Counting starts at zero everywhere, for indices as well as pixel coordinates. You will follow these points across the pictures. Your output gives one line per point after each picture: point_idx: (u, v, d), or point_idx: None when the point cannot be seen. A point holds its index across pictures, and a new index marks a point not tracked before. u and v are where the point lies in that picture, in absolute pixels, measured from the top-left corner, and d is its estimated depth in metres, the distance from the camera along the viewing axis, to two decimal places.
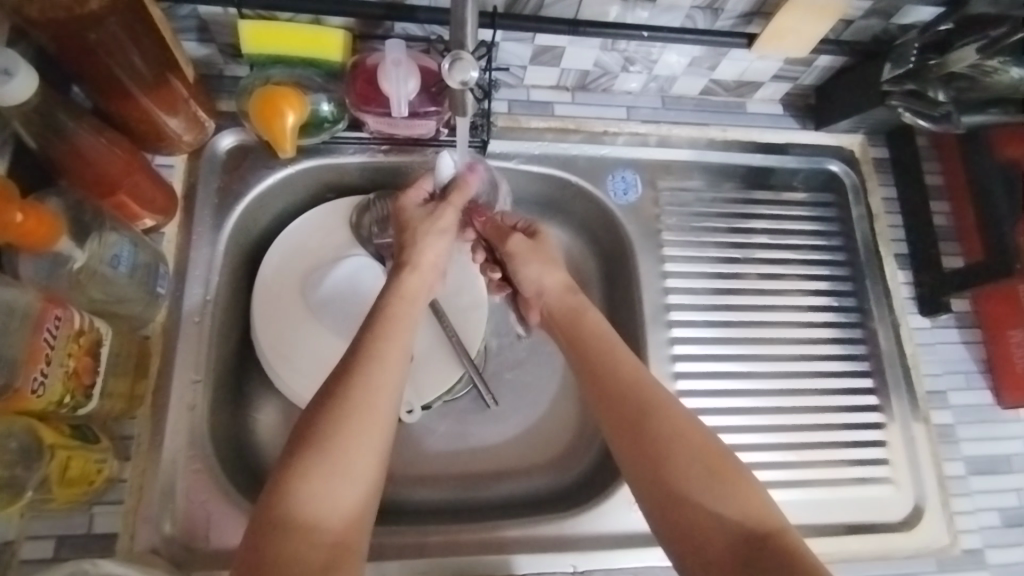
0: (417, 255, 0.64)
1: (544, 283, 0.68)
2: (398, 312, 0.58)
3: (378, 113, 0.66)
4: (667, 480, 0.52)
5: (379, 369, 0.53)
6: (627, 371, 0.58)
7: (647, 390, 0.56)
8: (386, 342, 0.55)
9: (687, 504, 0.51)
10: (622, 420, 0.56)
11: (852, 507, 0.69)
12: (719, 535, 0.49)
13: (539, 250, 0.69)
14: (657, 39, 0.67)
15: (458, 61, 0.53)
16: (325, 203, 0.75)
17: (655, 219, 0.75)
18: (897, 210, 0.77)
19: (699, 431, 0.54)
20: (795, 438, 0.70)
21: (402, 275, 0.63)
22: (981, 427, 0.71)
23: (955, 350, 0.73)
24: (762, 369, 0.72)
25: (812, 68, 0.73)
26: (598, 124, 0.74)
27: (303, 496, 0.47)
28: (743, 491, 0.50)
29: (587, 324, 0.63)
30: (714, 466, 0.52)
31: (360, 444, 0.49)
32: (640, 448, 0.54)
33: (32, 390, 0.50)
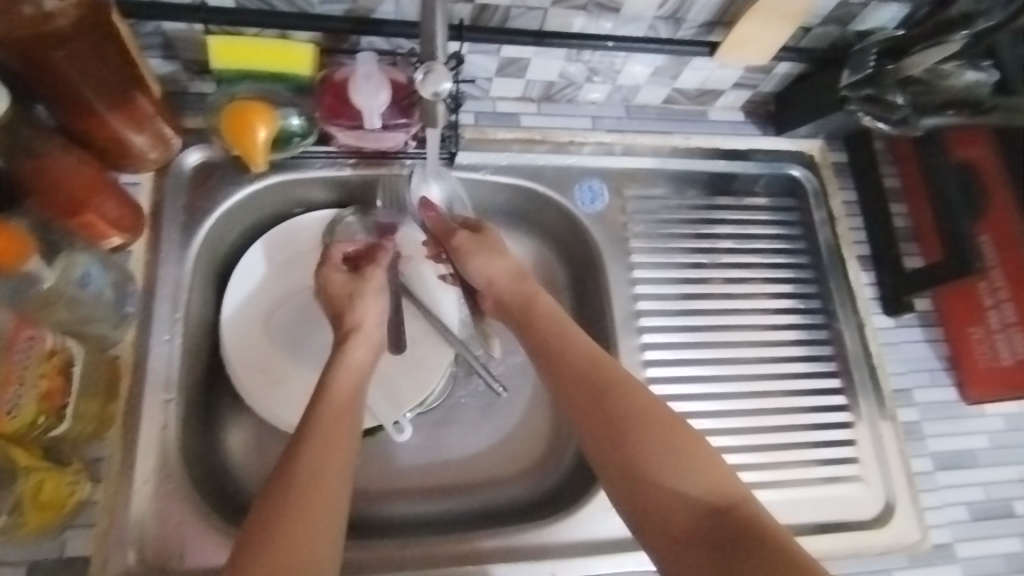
0: (355, 320, 0.64)
1: (494, 274, 0.66)
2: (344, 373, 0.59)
3: (348, 125, 0.66)
4: (628, 458, 0.52)
5: (328, 414, 0.55)
6: (583, 352, 0.58)
7: (607, 368, 0.57)
8: (340, 392, 0.57)
9: (653, 482, 0.51)
10: (585, 400, 0.56)
11: (822, 507, 0.69)
12: (686, 509, 0.50)
13: (484, 242, 0.67)
14: (621, 49, 0.68)
15: (430, 72, 0.54)
16: (291, 218, 0.75)
17: (622, 227, 0.76)
18: (857, 213, 0.79)
19: (658, 407, 0.54)
20: (766, 439, 0.71)
21: (347, 345, 0.62)
22: (946, 423, 0.73)
23: (919, 349, 0.75)
24: (732, 373, 0.73)
25: (771, 76, 0.75)
26: (565, 135, 0.76)
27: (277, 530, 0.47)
28: (708, 466, 0.51)
29: (545, 310, 0.63)
30: (679, 444, 0.52)
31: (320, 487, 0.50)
32: (600, 425, 0.55)
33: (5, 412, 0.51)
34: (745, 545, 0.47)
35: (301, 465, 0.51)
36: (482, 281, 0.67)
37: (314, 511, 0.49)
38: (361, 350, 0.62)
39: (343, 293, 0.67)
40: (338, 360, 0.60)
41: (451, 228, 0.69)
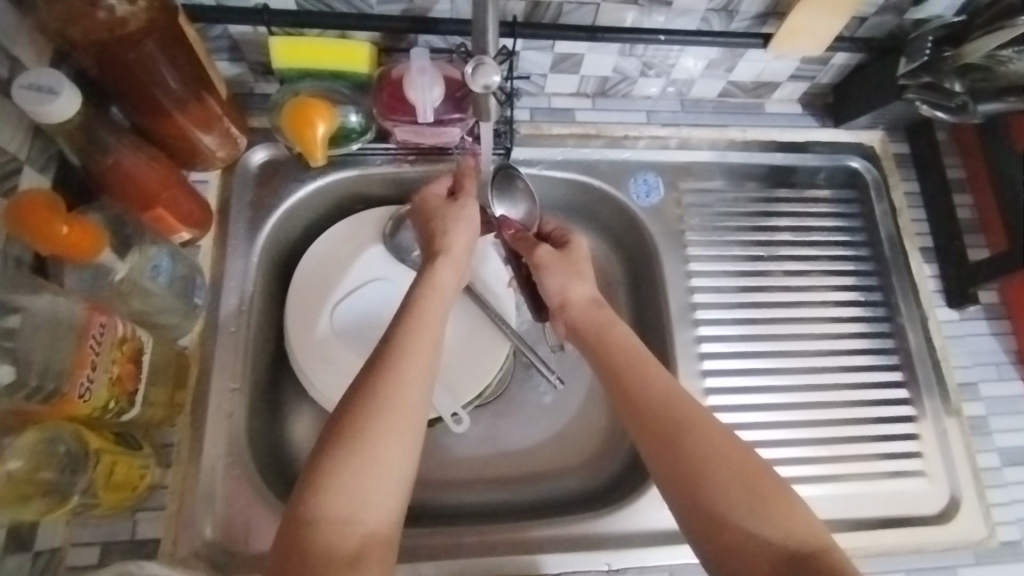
0: (445, 243, 0.64)
1: (569, 293, 0.68)
2: (428, 301, 0.59)
3: (403, 121, 0.67)
4: (706, 501, 0.52)
5: (412, 349, 0.55)
6: (658, 390, 0.58)
7: (682, 408, 0.56)
8: (423, 321, 0.57)
9: (732, 527, 0.50)
10: (660, 439, 0.55)
11: (885, 501, 0.68)
12: (764, 545, 0.49)
13: (568, 263, 0.69)
14: (673, 43, 0.68)
15: (481, 65, 0.55)
16: (354, 213, 0.77)
17: (678, 220, 0.76)
18: (919, 205, 0.78)
19: (737, 451, 0.53)
20: (827, 432, 0.71)
21: (433, 265, 0.63)
22: (1015, 418, 0.71)
23: (985, 342, 0.73)
24: (791, 365, 0.73)
25: (828, 66, 0.74)
26: (619, 129, 0.76)
27: (338, 486, 0.48)
28: (788, 513, 0.50)
29: (616, 340, 0.63)
30: (757, 486, 0.51)
31: (402, 425, 0.51)
32: (676, 463, 0.54)
33: (78, 396, 0.51)
34: None
35: (392, 400, 0.52)
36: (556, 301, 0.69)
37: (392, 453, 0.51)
38: (446, 272, 0.63)
39: (434, 212, 0.67)
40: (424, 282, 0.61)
41: (531, 243, 0.72)
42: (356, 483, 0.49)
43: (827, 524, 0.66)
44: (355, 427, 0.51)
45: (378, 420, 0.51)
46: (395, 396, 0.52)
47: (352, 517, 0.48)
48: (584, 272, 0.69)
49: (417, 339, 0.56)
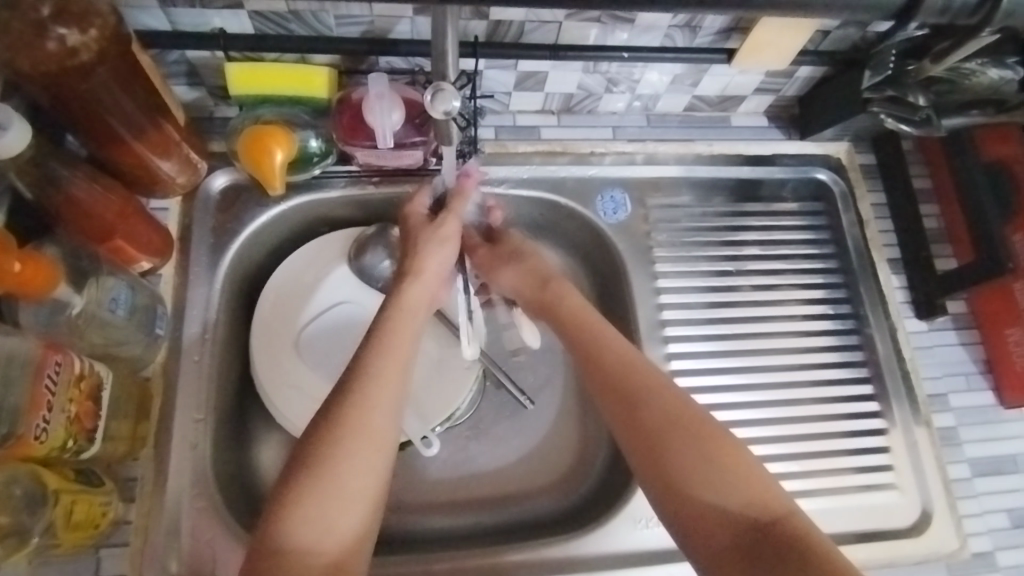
0: (417, 265, 0.64)
1: (522, 281, 0.70)
2: (398, 321, 0.58)
3: (365, 144, 0.66)
4: (666, 469, 0.52)
5: (381, 375, 0.54)
6: (621, 361, 0.58)
7: (644, 374, 0.57)
8: (396, 339, 0.56)
9: (692, 497, 0.51)
10: (624, 408, 0.56)
11: (858, 515, 0.68)
12: (724, 516, 0.49)
13: (505, 254, 0.72)
14: (637, 59, 0.68)
15: (439, 91, 0.54)
16: (320, 236, 0.76)
17: (645, 236, 0.76)
18: (886, 216, 0.78)
19: (696, 415, 0.54)
20: (799, 447, 0.70)
21: (402, 285, 0.63)
22: (984, 428, 0.71)
23: (954, 352, 0.73)
24: (762, 380, 0.72)
25: (793, 79, 0.74)
26: (585, 146, 0.76)
27: (298, 518, 0.47)
28: (748, 479, 0.50)
29: (569, 309, 0.65)
30: (716, 452, 0.52)
31: (368, 451, 0.50)
32: (638, 430, 0.55)
33: (34, 436, 0.50)
34: (785, 559, 0.46)
35: (358, 423, 0.51)
36: (511, 293, 0.72)
37: (358, 480, 0.50)
38: (414, 292, 0.62)
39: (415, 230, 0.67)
40: (395, 301, 0.61)
41: (474, 244, 0.74)
42: (320, 511, 0.48)
43: None
44: (321, 453, 0.50)
45: (341, 445, 0.50)
46: (362, 418, 0.51)
47: (314, 546, 0.47)
48: (530, 256, 0.71)
49: (387, 356, 0.55)
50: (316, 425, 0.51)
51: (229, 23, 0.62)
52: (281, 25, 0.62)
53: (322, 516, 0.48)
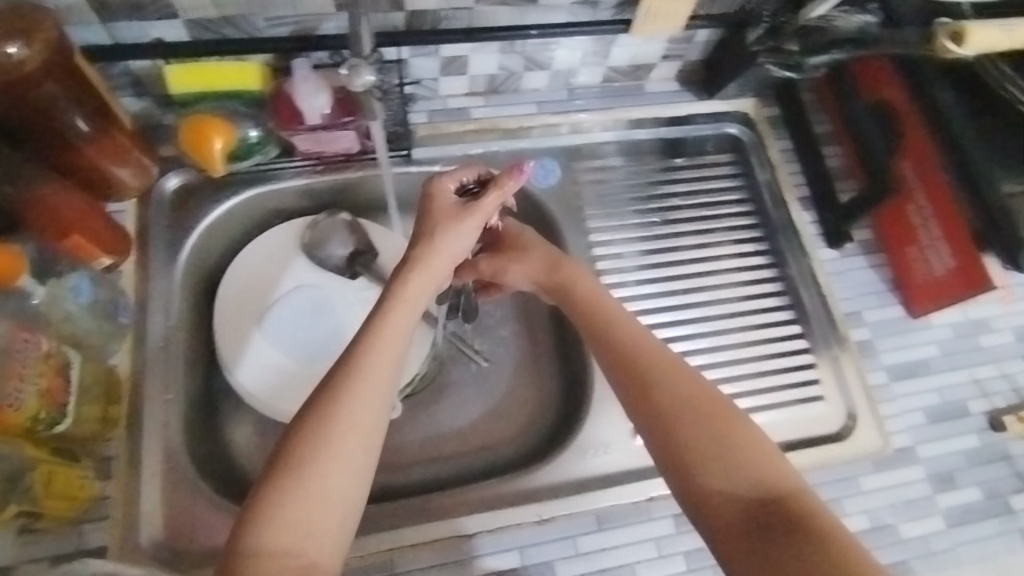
0: (426, 252, 0.64)
1: (530, 279, 0.72)
2: (395, 317, 0.59)
3: (300, 128, 0.69)
4: (683, 455, 0.57)
5: (365, 376, 0.55)
6: (641, 350, 0.62)
7: (660, 364, 0.61)
8: (385, 335, 0.57)
9: (704, 482, 0.55)
10: (639, 398, 0.60)
11: (787, 427, 0.75)
12: (735, 496, 0.54)
13: (519, 254, 0.73)
14: (546, 36, 0.74)
15: (355, 67, 0.58)
16: (272, 229, 0.81)
17: (575, 198, 0.83)
18: (794, 159, 0.85)
19: (711, 402, 0.58)
20: (733, 371, 0.77)
21: (406, 272, 0.63)
22: (895, 338, 0.78)
23: (864, 275, 0.80)
24: (693, 317, 0.79)
25: (693, 44, 0.81)
26: (513, 121, 0.82)
27: (274, 520, 0.49)
28: (759, 461, 0.55)
29: (582, 295, 0.68)
30: (730, 438, 0.56)
31: (355, 450, 0.52)
32: (655, 417, 0.59)
33: (7, 404, 0.54)
34: (793, 535, 0.51)
35: (342, 423, 0.52)
36: (526, 287, 0.73)
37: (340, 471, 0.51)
38: (412, 283, 0.62)
39: (447, 214, 0.66)
40: (395, 293, 0.61)
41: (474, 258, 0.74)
42: (302, 506, 0.50)
43: None
44: (305, 452, 0.51)
45: (330, 446, 0.51)
46: (348, 423, 0.52)
47: (294, 548, 0.48)
48: (532, 249, 0.72)
49: (376, 351, 0.56)
50: (309, 414, 0.53)
51: (167, 33, 0.67)
52: (216, 31, 0.68)
53: (303, 518, 0.49)
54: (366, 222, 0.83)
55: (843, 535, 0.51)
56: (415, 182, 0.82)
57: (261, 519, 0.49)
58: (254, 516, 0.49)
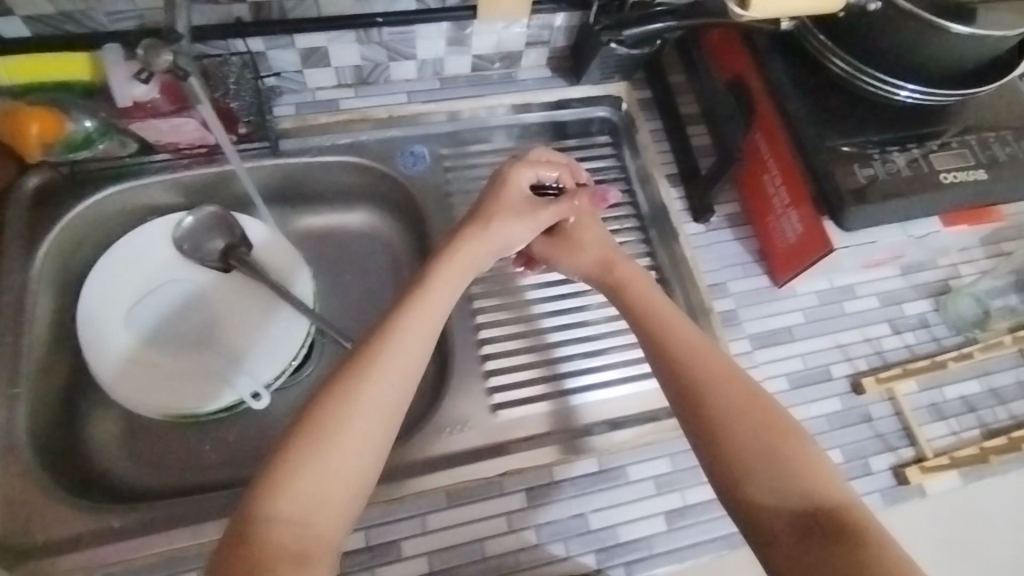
0: (484, 227, 0.69)
1: (586, 265, 0.74)
2: (422, 314, 0.62)
3: (148, 117, 0.69)
4: (729, 453, 0.58)
5: (392, 366, 0.57)
6: (697, 349, 0.64)
7: (710, 364, 0.63)
8: (413, 328, 0.60)
9: (743, 482, 0.57)
10: (689, 394, 0.62)
11: (649, 398, 0.75)
12: (778, 504, 0.56)
13: (572, 247, 0.75)
14: (395, 23, 0.76)
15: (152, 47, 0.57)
16: (145, 224, 0.81)
17: (443, 184, 0.83)
18: (663, 139, 0.86)
19: (764, 409, 0.60)
20: (597, 348, 0.77)
21: (444, 258, 0.67)
22: (759, 307, 0.79)
23: (730, 248, 0.81)
24: (557, 295, 0.79)
25: (555, 30, 0.82)
26: (382, 111, 0.83)
27: (287, 490, 0.51)
28: (808, 470, 0.57)
29: (635, 300, 0.69)
30: (778, 445, 0.58)
31: (371, 435, 0.54)
32: (703, 416, 0.61)
33: None
34: (836, 540, 0.52)
35: (369, 410, 0.55)
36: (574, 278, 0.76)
37: (357, 467, 0.53)
38: (439, 288, 0.64)
39: (516, 205, 0.72)
40: (433, 283, 0.64)
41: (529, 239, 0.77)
42: (319, 483, 0.52)
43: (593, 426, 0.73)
44: (325, 428, 0.53)
45: (353, 427, 0.54)
46: (376, 407, 0.55)
47: (306, 517, 0.51)
48: (591, 241, 0.74)
49: (403, 347, 0.59)
50: (341, 404, 0.54)
51: (6, 30, 0.68)
52: (57, 26, 0.69)
53: (317, 492, 0.52)
54: (237, 215, 0.83)
55: (890, 545, 0.52)
56: (285, 176, 0.82)
57: (275, 494, 0.51)
58: (278, 476, 0.52)
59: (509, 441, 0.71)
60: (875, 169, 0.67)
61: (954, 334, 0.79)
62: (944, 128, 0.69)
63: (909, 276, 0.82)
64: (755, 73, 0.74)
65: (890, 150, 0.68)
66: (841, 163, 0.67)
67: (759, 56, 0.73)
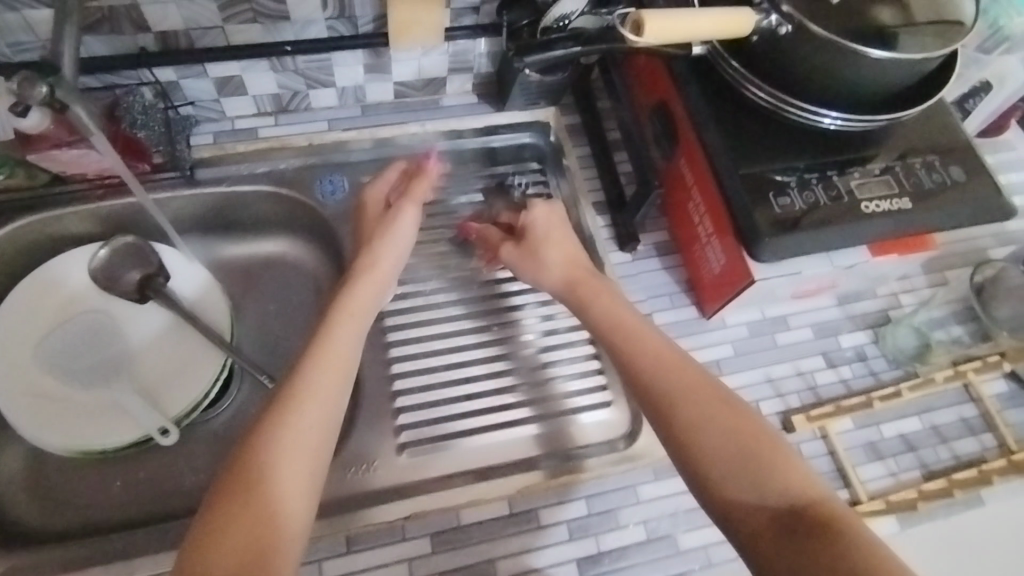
0: (373, 260, 0.67)
1: (552, 271, 0.70)
2: (345, 321, 0.60)
3: (51, 147, 0.67)
4: (704, 460, 0.53)
5: (325, 363, 0.55)
6: (659, 352, 0.60)
7: (675, 366, 0.58)
8: (340, 331, 0.59)
9: (723, 488, 0.52)
10: (657, 400, 0.57)
11: (567, 436, 0.72)
12: (761, 505, 0.50)
13: (533, 257, 0.71)
14: (300, 52, 0.73)
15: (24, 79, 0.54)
16: (65, 254, 0.78)
17: (363, 213, 0.81)
18: (592, 166, 0.84)
19: (733, 409, 0.55)
20: (516, 383, 0.74)
21: (358, 281, 0.64)
22: (686, 339, 0.76)
23: (656, 277, 0.79)
24: (476, 327, 0.77)
25: (479, 55, 0.81)
26: (303, 139, 0.81)
27: (238, 502, 0.47)
28: (787, 468, 0.52)
29: (599, 312, 0.65)
30: (752, 445, 0.53)
31: (319, 432, 0.52)
32: (672, 422, 0.56)
33: None
34: (822, 539, 0.47)
35: (308, 408, 0.52)
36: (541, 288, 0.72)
37: (297, 490, 0.49)
38: (360, 305, 0.62)
39: (373, 220, 0.71)
40: (347, 296, 0.63)
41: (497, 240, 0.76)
42: (266, 488, 0.48)
43: (508, 468, 0.70)
44: (267, 433, 0.50)
45: (293, 425, 0.51)
46: (316, 405, 0.53)
47: (253, 526, 0.46)
48: (550, 250, 0.71)
49: (336, 348, 0.57)
50: (275, 428, 0.51)
51: None
52: None
53: (270, 497, 0.48)
54: (160, 245, 0.80)
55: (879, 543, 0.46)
56: (207, 207, 0.80)
57: (212, 540, 0.45)
58: (226, 490, 0.48)
59: (420, 482, 0.69)
60: (792, 199, 0.63)
61: (893, 368, 0.76)
62: (871, 155, 0.65)
63: (846, 306, 0.79)
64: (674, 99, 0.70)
65: (810, 179, 0.64)
66: (756, 192, 0.63)
67: (677, 81, 0.69)
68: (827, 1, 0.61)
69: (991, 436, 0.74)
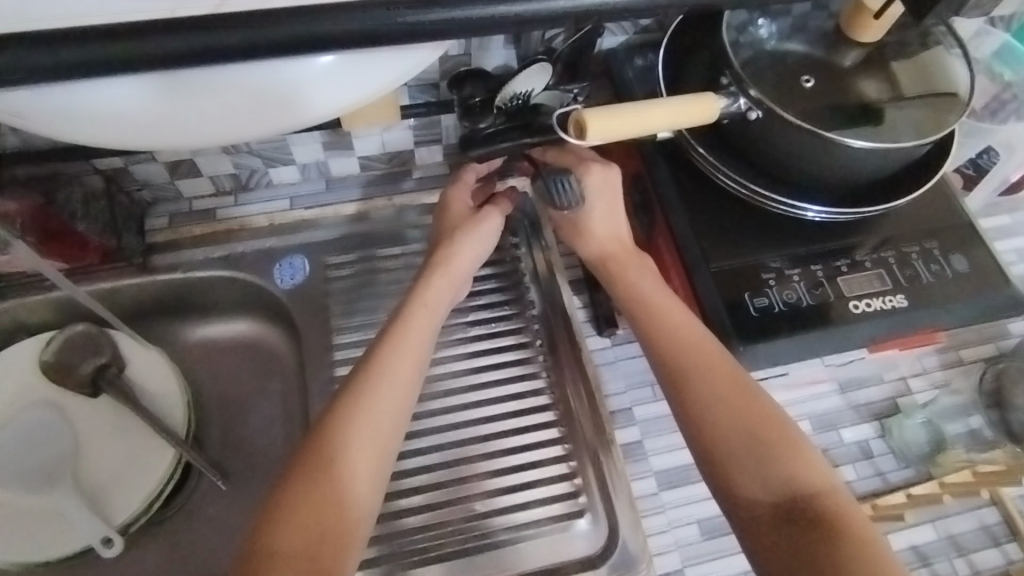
0: (450, 258, 0.65)
1: (595, 251, 0.62)
2: (414, 325, 0.59)
3: None
4: (715, 446, 0.50)
5: (386, 382, 0.55)
6: (684, 327, 0.55)
7: (699, 346, 0.54)
8: (411, 334, 0.58)
9: (730, 475, 0.49)
10: (676, 377, 0.53)
11: (536, 550, 0.65)
12: (762, 496, 0.48)
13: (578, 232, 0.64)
14: None
15: None
16: (17, 343, 0.74)
17: (322, 296, 0.76)
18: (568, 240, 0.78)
19: (754, 397, 0.52)
20: (481, 488, 0.67)
21: (432, 276, 0.63)
22: (668, 436, 0.69)
23: (636, 364, 0.73)
24: (441, 424, 0.70)
25: (444, 128, 0.76)
26: (263, 219, 0.78)
27: (279, 533, 0.47)
28: (797, 463, 0.49)
29: (626, 285, 0.59)
30: (766, 438, 0.50)
31: (376, 453, 0.52)
32: (687, 402, 0.52)
33: None
34: (823, 538, 0.45)
35: (366, 428, 0.52)
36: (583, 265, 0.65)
37: (365, 490, 0.51)
38: (421, 309, 0.60)
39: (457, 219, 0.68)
40: (419, 295, 0.61)
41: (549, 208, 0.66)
42: (305, 506, 0.48)
43: None
44: (320, 456, 0.51)
45: (353, 445, 0.51)
46: (372, 424, 0.53)
47: (305, 550, 0.47)
48: (598, 228, 0.62)
49: (398, 359, 0.56)
50: (333, 448, 0.51)
51: None
52: None
53: (314, 517, 0.48)
54: (115, 331, 0.75)
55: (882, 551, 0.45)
56: (161, 291, 0.76)
57: (274, 525, 0.48)
58: (265, 524, 0.48)
59: None
60: (770, 299, 0.56)
61: (903, 468, 0.68)
62: (860, 243, 0.59)
63: (849, 394, 0.71)
64: (643, 180, 0.64)
65: (790, 274, 0.58)
66: (730, 294, 0.56)
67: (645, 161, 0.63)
68: (799, 87, 0.55)
69: (1015, 547, 0.66)
